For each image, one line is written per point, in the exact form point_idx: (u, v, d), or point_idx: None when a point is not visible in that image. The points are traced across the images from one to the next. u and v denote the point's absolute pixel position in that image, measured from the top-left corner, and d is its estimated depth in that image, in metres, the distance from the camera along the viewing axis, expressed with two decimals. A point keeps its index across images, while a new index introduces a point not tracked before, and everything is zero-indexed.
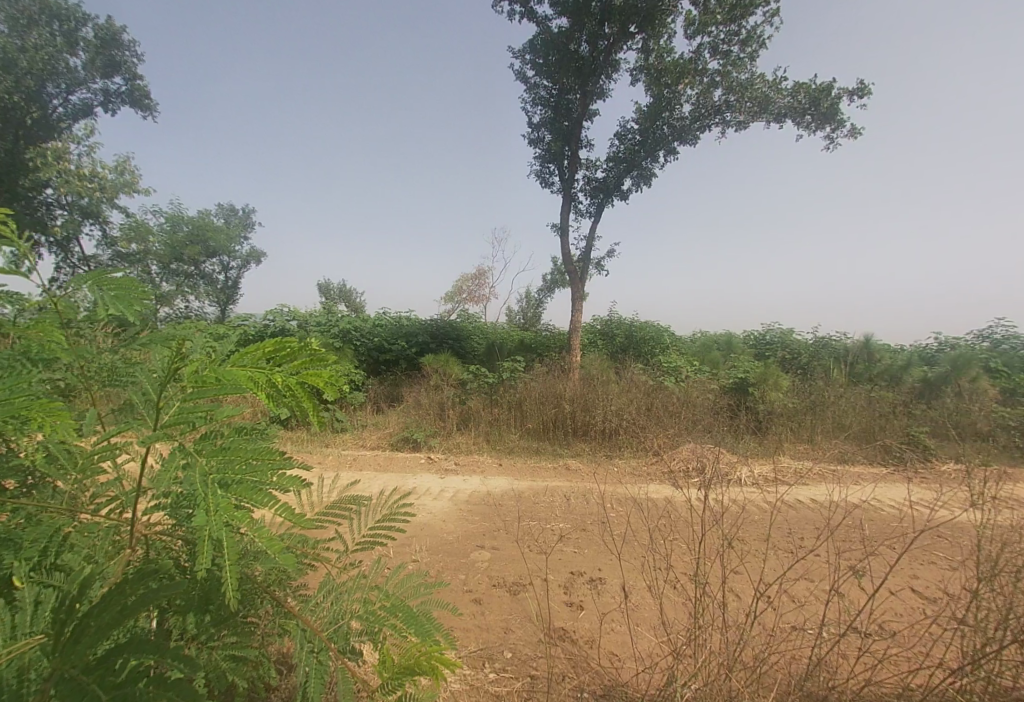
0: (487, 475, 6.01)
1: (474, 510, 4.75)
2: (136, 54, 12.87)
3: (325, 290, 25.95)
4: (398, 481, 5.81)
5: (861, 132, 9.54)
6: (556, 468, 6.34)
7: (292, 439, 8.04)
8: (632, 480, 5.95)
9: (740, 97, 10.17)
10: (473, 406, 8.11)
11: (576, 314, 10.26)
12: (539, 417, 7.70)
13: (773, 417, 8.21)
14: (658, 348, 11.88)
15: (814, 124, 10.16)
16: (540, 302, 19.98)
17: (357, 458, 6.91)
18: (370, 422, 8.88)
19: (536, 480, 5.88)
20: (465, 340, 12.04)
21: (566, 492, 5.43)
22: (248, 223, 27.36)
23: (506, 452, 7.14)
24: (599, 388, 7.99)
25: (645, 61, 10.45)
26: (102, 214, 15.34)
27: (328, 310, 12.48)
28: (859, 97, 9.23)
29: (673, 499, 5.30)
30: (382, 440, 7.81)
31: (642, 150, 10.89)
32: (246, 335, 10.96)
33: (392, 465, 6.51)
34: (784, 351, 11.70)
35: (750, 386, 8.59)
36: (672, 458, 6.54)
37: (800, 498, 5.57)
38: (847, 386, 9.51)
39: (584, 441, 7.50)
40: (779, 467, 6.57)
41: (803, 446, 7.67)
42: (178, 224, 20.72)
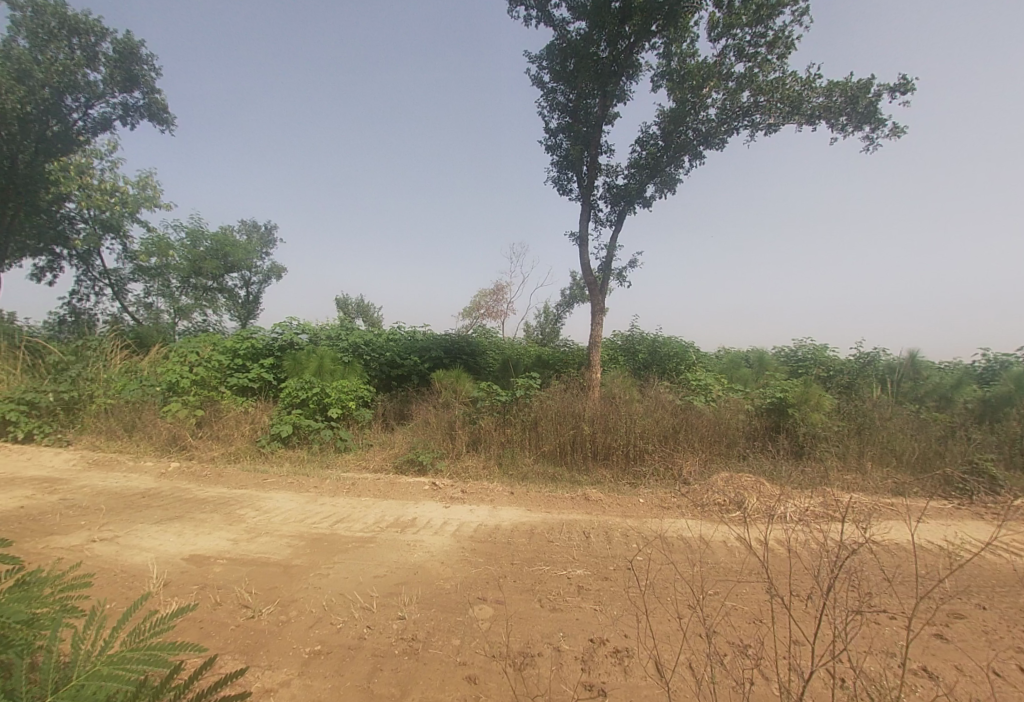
0: (497, 506, 5.38)
1: (479, 549, 4.13)
2: (154, 68, 13.07)
3: (343, 305, 25.81)
4: (397, 510, 5.21)
5: (904, 130, 8.79)
6: (573, 497, 5.67)
7: (291, 460, 7.54)
8: (661, 515, 5.25)
9: (770, 97, 9.55)
10: (484, 426, 7.48)
11: (596, 328, 9.64)
12: (556, 439, 7.08)
13: (815, 441, 7.39)
14: (683, 364, 11.13)
15: (851, 125, 9.44)
16: (558, 318, 19.40)
17: (358, 481, 6.34)
18: (376, 442, 8.37)
19: (551, 512, 5.22)
20: (479, 356, 11.53)
21: (586, 528, 4.77)
22: (270, 240, 27.76)
23: (519, 478, 6.50)
24: (622, 408, 7.33)
25: (667, 65, 9.99)
26: (123, 228, 15.50)
27: (340, 323, 12.11)
28: (901, 93, 8.52)
29: (709, 540, 4.61)
30: (386, 461, 7.26)
31: (664, 155, 10.32)
32: (254, 348, 10.63)
33: (394, 490, 5.94)
34: (822, 367, 10.79)
35: (789, 406, 7.61)
36: (705, 490, 5.80)
37: (858, 539, 4.78)
38: (895, 406, 8.62)
39: (604, 467, 6.83)
40: (827, 501, 5.79)
41: (852, 476, 6.82)
42: (199, 239, 20.86)
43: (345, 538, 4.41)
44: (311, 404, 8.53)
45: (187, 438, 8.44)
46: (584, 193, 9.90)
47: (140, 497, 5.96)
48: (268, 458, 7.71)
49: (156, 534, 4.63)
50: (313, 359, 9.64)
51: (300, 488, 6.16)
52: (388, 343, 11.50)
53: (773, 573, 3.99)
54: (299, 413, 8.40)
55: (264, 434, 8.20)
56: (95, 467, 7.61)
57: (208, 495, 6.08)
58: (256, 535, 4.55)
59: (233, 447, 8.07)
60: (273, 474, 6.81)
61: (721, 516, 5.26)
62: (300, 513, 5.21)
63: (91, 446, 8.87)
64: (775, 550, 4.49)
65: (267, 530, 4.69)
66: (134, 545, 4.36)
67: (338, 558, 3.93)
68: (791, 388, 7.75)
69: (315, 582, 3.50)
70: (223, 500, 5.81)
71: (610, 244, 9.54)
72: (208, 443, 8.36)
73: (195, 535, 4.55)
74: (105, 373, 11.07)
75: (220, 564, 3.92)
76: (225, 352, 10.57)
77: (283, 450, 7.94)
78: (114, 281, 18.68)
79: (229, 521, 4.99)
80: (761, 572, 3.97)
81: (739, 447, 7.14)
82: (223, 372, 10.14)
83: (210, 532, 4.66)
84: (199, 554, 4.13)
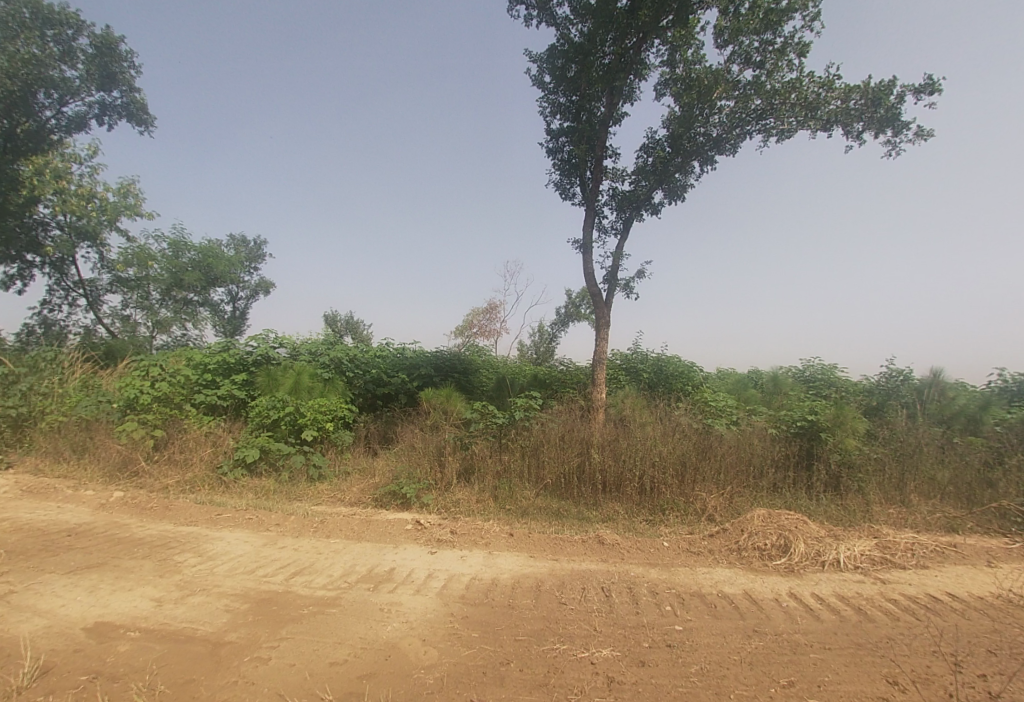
0: (494, 551, 4.47)
1: (473, 618, 3.21)
2: (134, 65, 12.48)
3: (331, 322, 24.94)
4: (371, 558, 4.25)
5: (929, 134, 8.24)
6: (584, 540, 4.76)
7: (255, 490, 6.55)
8: (692, 564, 4.36)
9: (784, 100, 9.01)
10: (478, 452, 6.57)
11: (601, 343, 8.83)
12: (560, 468, 6.20)
13: (855, 471, 6.47)
14: (691, 385, 10.37)
15: (870, 130, 8.91)
16: (553, 338, 18.72)
17: (328, 517, 5.38)
18: (355, 469, 7.41)
19: (559, 559, 4.31)
20: (472, 374, 10.70)
21: (604, 583, 3.86)
22: (259, 256, 27.08)
23: (518, 515, 5.56)
24: (635, 433, 6.49)
25: (672, 73, 9.49)
26: (99, 236, 14.65)
27: (323, 337, 11.21)
28: (927, 93, 8.00)
29: (757, 602, 3.73)
30: (364, 493, 6.30)
31: (673, 160, 9.68)
32: (226, 363, 9.68)
33: (370, 529, 5.01)
34: (839, 388, 10.06)
35: (822, 430, 6.72)
36: (738, 531, 4.93)
37: (935, 599, 3.92)
38: (929, 429, 7.85)
39: (616, 501, 5.93)
40: (882, 545, 4.93)
41: (896, 510, 5.98)
42: (183, 250, 19.95)
43: (300, 600, 3.46)
44: (284, 425, 7.57)
45: (140, 464, 7.44)
46: (588, 198, 9.22)
47: (64, 536, 4.96)
48: (229, 487, 6.71)
49: (63, 589, 3.65)
50: (289, 375, 8.73)
51: (259, 526, 5.20)
52: (374, 358, 10.62)
53: (852, 650, 3.11)
54: (269, 434, 7.44)
55: (226, 459, 7.22)
56: (27, 495, 6.56)
57: (149, 534, 5.10)
58: (188, 595, 3.59)
59: (191, 474, 7.07)
60: (230, 507, 5.82)
61: (763, 565, 4.37)
62: (252, 562, 4.26)
63: (31, 470, 7.80)
64: (841, 615, 3.61)
65: (205, 587, 3.73)
66: (27, 607, 3.39)
67: (285, 634, 2.98)
68: (822, 411, 6.91)
69: (249, 675, 2.56)
70: (163, 542, 4.83)
71: (616, 251, 8.80)
72: (164, 470, 7.35)
73: (110, 594, 3.59)
74: (61, 388, 10.02)
75: (129, 641, 2.96)
76: (195, 366, 9.63)
77: (247, 477, 6.95)
78: (88, 292, 17.72)
79: (161, 573, 4.02)
80: (836, 650, 3.10)
81: (770, 478, 6.24)
82: (189, 388, 9.15)
83: (132, 588, 3.70)
84: (106, 624, 3.16)
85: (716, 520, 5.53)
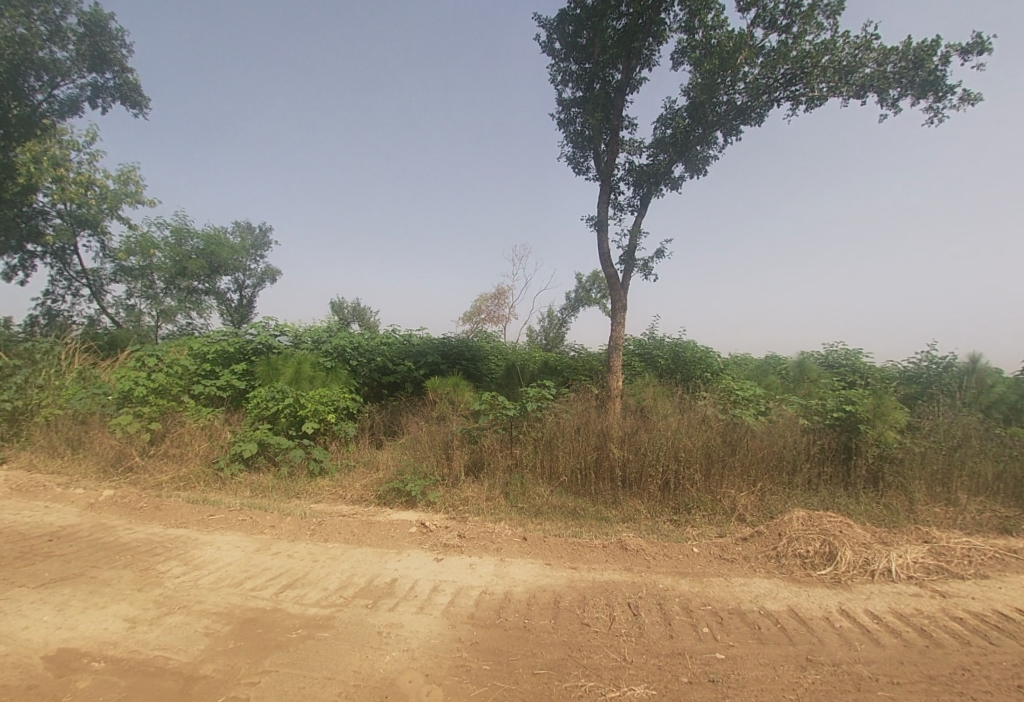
0: (505, 557, 4.05)
1: (483, 645, 2.79)
2: (125, 44, 11.96)
3: (338, 308, 24.67)
4: (371, 567, 3.86)
5: (978, 97, 7.50)
6: (605, 545, 4.33)
7: (253, 487, 6.21)
8: (727, 574, 3.92)
9: (815, 64, 8.29)
10: (487, 447, 6.15)
11: (617, 328, 8.33)
12: (575, 463, 5.77)
13: (896, 465, 5.96)
14: (710, 373, 9.87)
15: (910, 95, 8.16)
16: (563, 323, 18.31)
17: (326, 518, 5.00)
18: (358, 462, 7.05)
19: (579, 568, 3.89)
20: (481, 362, 10.28)
21: (630, 597, 3.43)
22: (264, 244, 26.80)
23: (531, 515, 5.15)
24: (657, 425, 6.03)
25: (690, 39, 8.82)
26: (99, 224, 14.34)
27: (327, 323, 10.78)
28: (976, 53, 7.25)
29: (807, 624, 3.28)
30: (367, 490, 5.93)
31: (693, 131, 9.01)
32: (226, 352, 9.34)
33: (371, 531, 4.63)
34: (869, 374, 9.49)
35: (861, 422, 6.19)
36: (775, 535, 4.48)
37: (1008, 617, 3.44)
38: (973, 416, 7.29)
39: (637, 499, 5.50)
40: (935, 550, 4.45)
41: (943, 509, 5.49)
42: (186, 238, 19.60)
43: (287, 621, 3.07)
44: (283, 418, 7.19)
45: (135, 459, 7.14)
46: (603, 173, 8.62)
47: (47, 540, 4.64)
48: (225, 484, 6.37)
49: (31, 606, 3.32)
50: (290, 365, 8.34)
51: (252, 528, 4.84)
52: (379, 345, 10.21)
53: (927, 685, 2.65)
54: (267, 427, 7.06)
55: (223, 454, 6.87)
56: (17, 493, 6.27)
57: (136, 538, 4.77)
58: (166, 614, 3.22)
59: (187, 470, 6.76)
60: (224, 507, 5.48)
61: (806, 576, 3.93)
62: (241, 573, 3.88)
63: (27, 466, 7.54)
64: (904, 638, 3.15)
65: (185, 604, 3.36)
66: None
67: (268, 665, 2.59)
68: (860, 400, 6.38)
69: None
70: (149, 547, 4.49)
71: (633, 229, 8.23)
72: (160, 466, 7.03)
73: (80, 613, 3.23)
74: (58, 380, 9.74)
75: (91, 672, 2.59)
76: (194, 356, 9.29)
77: (245, 473, 6.61)
78: (92, 281, 17.49)
79: (140, 587, 3.67)
80: (908, 685, 2.65)
81: (804, 473, 5.76)
82: (188, 379, 8.82)
83: (105, 605, 3.34)
84: (69, 651, 2.80)
85: (748, 520, 5.09)
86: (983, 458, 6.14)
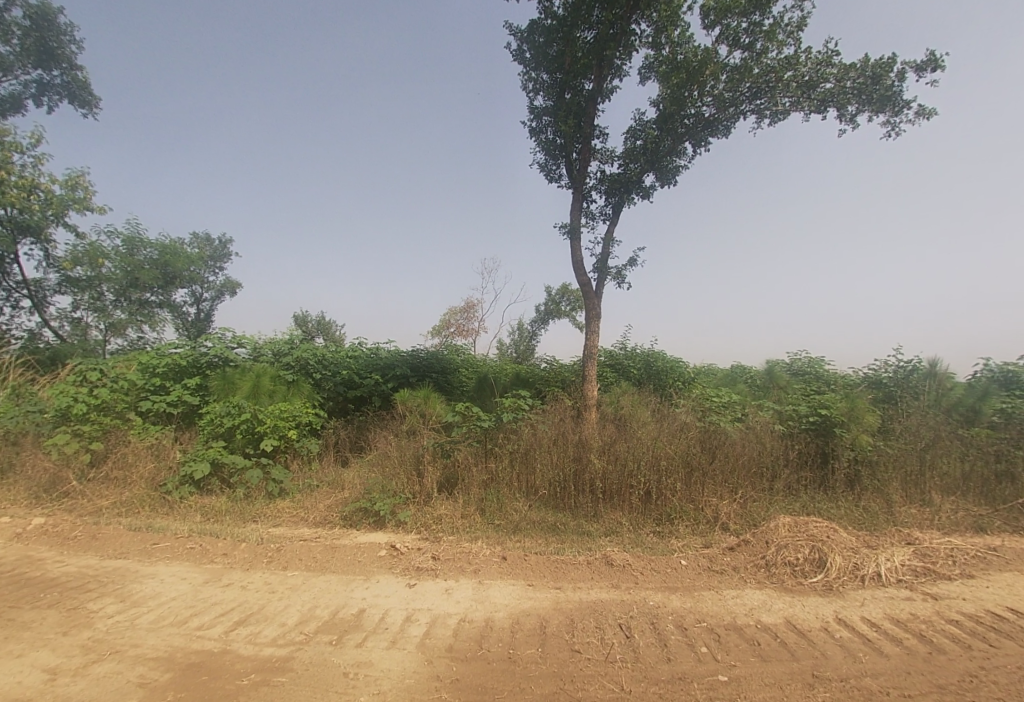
0: (485, 579, 3.76)
1: (466, 681, 2.49)
2: (75, 40, 11.29)
3: (302, 322, 23.88)
4: (337, 596, 3.50)
5: (932, 112, 7.86)
6: (589, 561, 4.09)
7: (204, 511, 5.68)
8: (717, 588, 3.74)
9: (779, 79, 8.54)
10: (460, 460, 5.83)
11: (592, 337, 8.22)
12: (554, 475, 5.54)
13: (871, 468, 6.01)
14: (683, 382, 9.89)
15: (868, 109, 8.50)
16: (532, 336, 18.27)
17: (286, 543, 4.57)
18: (322, 481, 6.61)
19: (564, 587, 3.64)
20: (452, 374, 9.99)
21: (621, 618, 3.19)
22: (224, 255, 25.77)
23: (510, 531, 4.87)
24: (636, 434, 5.87)
25: (657, 54, 8.97)
26: (44, 232, 13.40)
27: (288, 335, 10.25)
28: (930, 70, 7.64)
29: (806, 637, 3.13)
30: (332, 510, 5.52)
31: (663, 142, 9.11)
32: (178, 366, 8.72)
33: (337, 555, 4.25)
34: (835, 380, 9.71)
35: (835, 425, 6.25)
36: (762, 543, 4.35)
37: (1001, 618, 3.40)
38: (937, 416, 7.49)
39: (619, 511, 5.30)
40: (918, 552, 4.43)
41: (919, 511, 5.53)
42: (139, 247, 18.56)
43: (241, 663, 2.68)
44: (239, 435, 6.67)
45: (71, 483, 6.47)
46: (576, 181, 8.57)
47: None
48: (173, 508, 5.82)
49: None
50: (247, 378, 7.81)
51: (202, 557, 4.36)
52: (345, 358, 9.78)
53: (938, 697, 2.53)
54: (222, 445, 6.53)
55: (172, 475, 6.30)
56: None
57: (67, 571, 4.22)
58: (95, 661, 2.78)
59: (130, 494, 6.15)
60: (170, 534, 4.95)
61: (798, 585, 3.82)
62: (186, 609, 3.43)
63: None
64: (905, 647, 3.04)
65: (119, 649, 2.91)
66: None
67: None
68: (834, 404, 6.45)
69: None
70: (80, 583, 3.96)
71: (607, 237, 8.18)
72: (99, 490, 6.39)
73: None
74: None
75: None
76: (142, 370, 8.61)
77: (196, 496, 6.07)
78: (33, 292, 16.27)
79: (65, 629, 3.18)
80: (920, 698, 2.51)
81: (783, 479, 5.70)
82: (135, 395, 8.14)
83: (22, 653, 2.86)
84: None
85: (732, 529, 4.97)
86: (953, 458, 6.26)
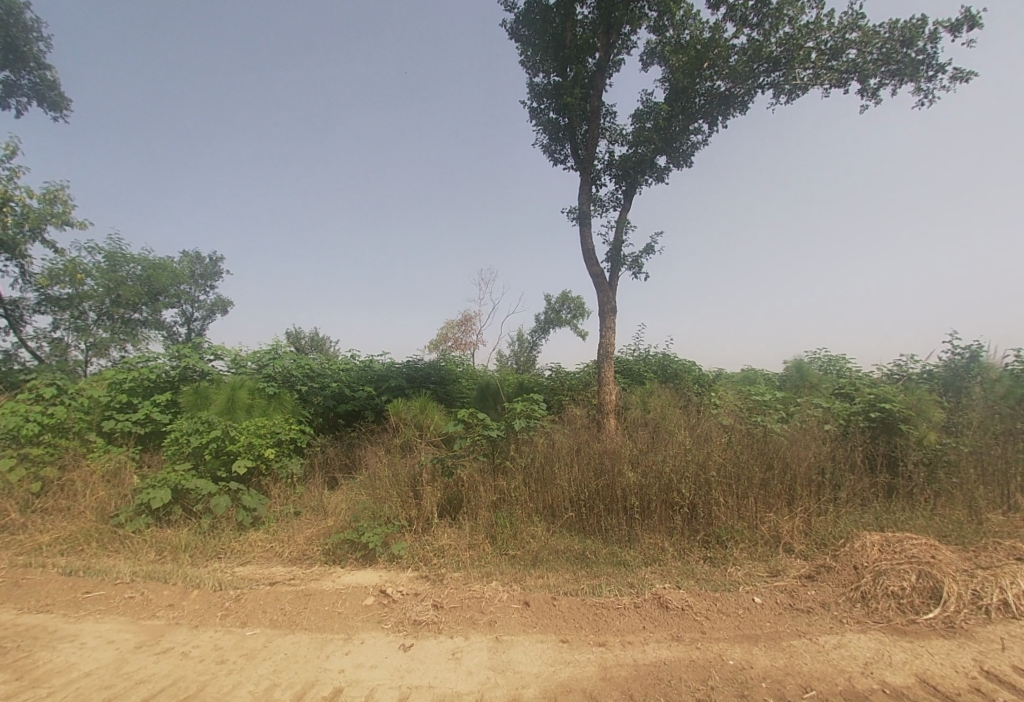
0: (503, 635, 2.84)
1: None
2: (43, 38, 10.61)
3: (294, 338, 23.02)
4: (308, 667, 2.58)
5: (970, 74, 7.14)
6: (636, 604, 3.17)
7: (161, 547, 4.74)
8: (811, 636, 2.83)
9: (798, 50, 7.84)
10: (465, 479, 4.92)
11: (607, 334, 7.38)
12: (576, 493, 4.64)
13: (945, 471, 5.15)
14: (703, 383, 9.05)
15: (895, 78, 7.79)
16: (533, 346, 17.48)
17: (249, 589, 3.64)
18: (304, 508, 5.68)
19: (610, 644, 2.72)
20: (452, 385, 9.13)
21: (698, 691, 2.29)
22: (215, 273, 25.02)
23: (529, 565, 3.96)
24: (672, 441, 4.99)
25: (660, 38, 8.32)
26: (19, 248, 12.61)
27: (272, 345, 9.33)
28: (966, 28, 6.93)
29: None
30: (311, 544, 4.57)
31: (675, 122, 8.39)
32: (148, 382, 7.81)
33: (310, 605, 3.32)
34: (869, 374, 8.87)
35: (898, 422, 5.46)
36: (851, 570, 3.46)
37: None
38: (998, 406, 6.64)
39: (658, 533, 4.39)
40: None
41: (1011, 518, 4.65)
42: (124, 264, 17.74)
43: None
44: (208, 456, 5.72)
45: (11, 516, 5.53)
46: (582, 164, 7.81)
47: None
48: (124, 545, 4.87)
49: None
50: (222, 392, 6.90)
51: (141, 612, 3.42)
52: (334, 371, 8.91)
53: None
54: (186, 469, 5.57)
55: (126, 506, 5.35)
56: None
57: None
58: None
59: (76, 529, 5.18)
60: (110, 579, 4.01)
61: (912, 625, 2.93)
62: (98, 691, 2.51)
63: None
64: None
65: None
66: None
67: None
68: (894, 398, 5.65)
69: None
70: None
71: (619, 222, 7.39)
72: (43, 525, 5.44)
73: None
74: None
75: None
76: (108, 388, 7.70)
77: (153, 529, 5.12)
78: (10, 313, 15.41)
79: None
80: None
81: (848, 488, 4.82)
82: (97, 415, 7.21)
83: None
84: None
85: (799, 551, 4.08)
86: None
